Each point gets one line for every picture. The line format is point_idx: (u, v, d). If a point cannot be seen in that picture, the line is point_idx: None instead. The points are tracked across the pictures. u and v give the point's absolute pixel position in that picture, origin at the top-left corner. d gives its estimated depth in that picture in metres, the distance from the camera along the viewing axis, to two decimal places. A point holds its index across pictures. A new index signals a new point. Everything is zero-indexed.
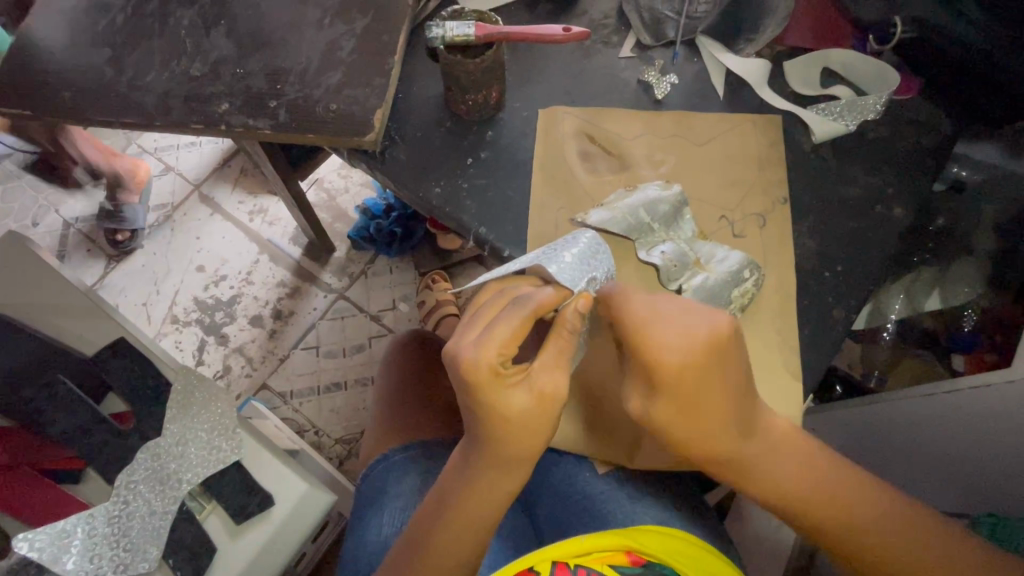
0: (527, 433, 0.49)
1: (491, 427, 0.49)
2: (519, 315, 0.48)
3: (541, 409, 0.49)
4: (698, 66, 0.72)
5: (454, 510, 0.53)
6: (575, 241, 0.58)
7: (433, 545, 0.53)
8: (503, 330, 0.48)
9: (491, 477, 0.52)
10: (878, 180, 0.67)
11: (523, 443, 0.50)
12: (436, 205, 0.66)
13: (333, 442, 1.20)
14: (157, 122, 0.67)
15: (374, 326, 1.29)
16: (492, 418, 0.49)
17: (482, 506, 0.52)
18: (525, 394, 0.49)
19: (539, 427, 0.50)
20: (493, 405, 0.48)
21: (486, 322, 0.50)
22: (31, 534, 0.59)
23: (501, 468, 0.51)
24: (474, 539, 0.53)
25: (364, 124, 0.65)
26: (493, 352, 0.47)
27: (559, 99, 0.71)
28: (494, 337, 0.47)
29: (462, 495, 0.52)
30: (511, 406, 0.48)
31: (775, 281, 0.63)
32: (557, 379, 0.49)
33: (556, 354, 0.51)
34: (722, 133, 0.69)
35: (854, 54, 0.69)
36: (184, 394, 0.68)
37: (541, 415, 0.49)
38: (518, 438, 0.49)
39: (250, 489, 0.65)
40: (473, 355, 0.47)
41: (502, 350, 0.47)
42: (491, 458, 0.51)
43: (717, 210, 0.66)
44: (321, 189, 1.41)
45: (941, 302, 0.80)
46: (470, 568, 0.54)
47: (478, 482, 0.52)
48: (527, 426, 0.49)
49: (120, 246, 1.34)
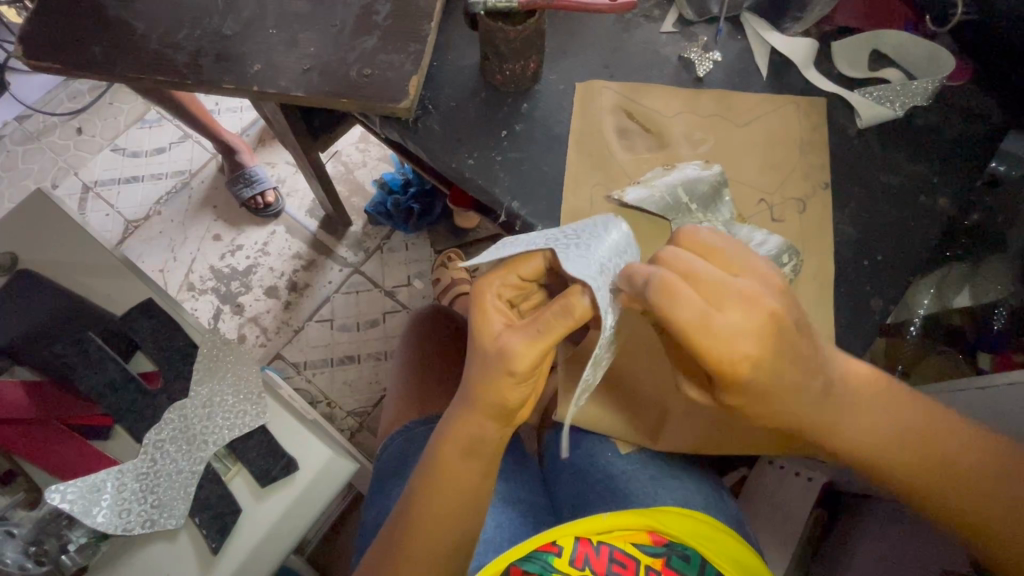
0: (488, 377, 0.50)
1: (469, 359, 0.52)
2: (529, 259, 0.52)
3: (499, 359, 0.49)
4: (743, 43, 0.70)
5: (441, 456, 0.54)
6: (604, 234, 0.53)
7: (433, 506, 0.54)
8: (521, 267, 0.52)
9: (456, 417, 0.53)
10: (924, 168, 0.65)
11: (482, 387, 0.50)
12: (468, 176, 0.65)
13: (346, 414, 1.21)
14: (188, 80, 0.66)
15: (388, 302, 1.29)
16: (474, 355, 0.52)
17: (445, 454, 0.54)
18: (500, 332, 0.51)
19: (502, 382, 0.49)
20: (471, 333, 0.52)
21: (509, 267, 0.52)
22: (64, 485, 0.59)
23: (466, 410, 0.53)
24: (464, 499, 0.55)
25: (398, 90, 0.64)
26: (492, 285, 0.52)
27: (597, 73, 0.69)
28: (504, 274, 0.52)
29: (454, 455, 0.54)
30: (489, 339, 0.51)
31: (816, 269, 0.61)
32: (523, 347, 0.48)
33: (541, 323, 0.48)
34: (765, 114, 0.67)
35: (907, 36, 0.66)
36: (212, 358, 0.68)
37: (501, 369, 0.49)
38: (483, 386, 0.50)
39: (276, 454, 0.66)
40: (475, 283, 0.53)
41: (499, 286, 0.52)
42: (463, 396, 0.53)
43: (757, 194, 0.64)
44: (339, 163, 1.40)
45: (972, 299, 0.77)
46: (473, 523, 0.56)
47: (449, 416, 0.54)
48: (486, 373, 0.50)
49: (270, 211, 1.34)
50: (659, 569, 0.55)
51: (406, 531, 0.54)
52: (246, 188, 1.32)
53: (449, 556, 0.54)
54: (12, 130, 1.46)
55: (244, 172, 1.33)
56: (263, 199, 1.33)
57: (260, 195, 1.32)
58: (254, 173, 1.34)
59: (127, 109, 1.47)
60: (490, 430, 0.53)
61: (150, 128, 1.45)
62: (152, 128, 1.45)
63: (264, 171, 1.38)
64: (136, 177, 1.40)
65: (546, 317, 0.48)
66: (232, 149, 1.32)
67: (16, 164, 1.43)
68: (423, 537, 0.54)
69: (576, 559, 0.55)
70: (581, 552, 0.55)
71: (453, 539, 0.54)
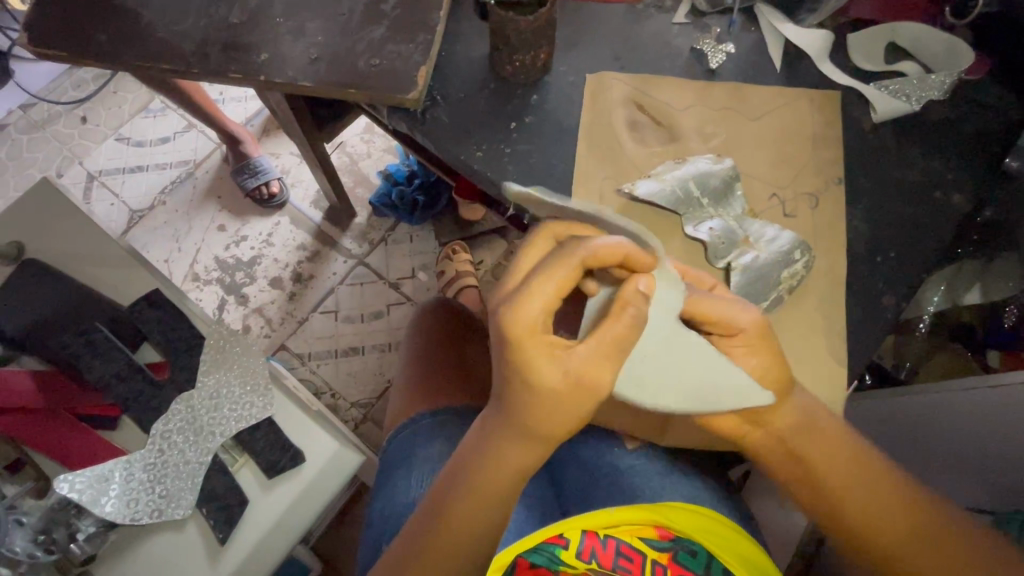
0: (559, 412, 0.44)
1: (519, 399, 0.44)
2: (566, 265, 0.43)
3: (577, 391, 0.43)
4: (756, 35, 0.69)
5: (472, 482, 0.48)
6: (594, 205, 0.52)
7: (451, 522, 0.50)
8: (556, 278, 0.42)
9: (505, 456, 0.47)
10: (938, 164, 0.64)
11: (554, 423, 0.44)
12: (476, 169, 0.64)
13: (350, 405, 1.21)
14: (194, 69, 0.65)
15: (393, 294, 1.29)
16: (528, 392, 0.43)
17: (495, 489, 0.48)
18: (564, 362, 0.42)
19: (579, 413, 0.44)
20: (521, 372, 0.43)
21: (545, 279, 0.42)
22: (73, 475, 0.59)
23: (521, 447, 0.46)
24: (489, 520, 0.50)
25: (406, 81, 0.63)
26: (535, 310, 0.42)
27: (607, 65, 0.68)
28: (542, 286, 0.42)
29: (481, 475, 0.48)
30: (546, 374, 0.42)
31: (828, 265, 0.61)
32: (602, 367, 0.43)
33: (612, 341, 0.43)
34: (778, 108, 0.66)
35: (925, 30, 0.66)
36: (219, 349, 0.68)
37: (579, 402, 0.43)
38: (551, 421, 0.44)
39: (282, 446, 0.66)
40: (512, 313, 0.42)
41: (543, 305, 0.42)
42: (516, 435, 0.46)
43: (769, 188, 0.63)
44: (344, 153, 1.39)
45: (982, 296, 0.76)
46: (492, 538, 0.51)
47: (490, 457, 0.48)
48: (557, 408, 0.43)
49: (273, 201, 1.34)
50: (665, 564, 0.55)
51: (421, 546, 0.50)
52: (251, 179, 1.32)
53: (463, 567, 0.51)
54: (17, 119, 1.45)
55: (249, 162, 1.33)
56: (268, 190, 1.32)
57: (263, 185, 1.32)
58: (258, 163, 1.33)
59: (132, 98, 1.46)
60: (541, 459, 0.48)
61: (154, 118, 1.44)
62: (157, 117, 1.44)
63: (269, 161, 1.37)
64: (141, 167, 1.40)
65: (617, 337, 0.43)
66: (236, 139, 1.32)
67: (21, 153, 1.43)
68: (439, 550, 0.50)
69: (583, 553, 0.54)
70: (587, 546, 0.55)
71: (473, 555, 0.50)
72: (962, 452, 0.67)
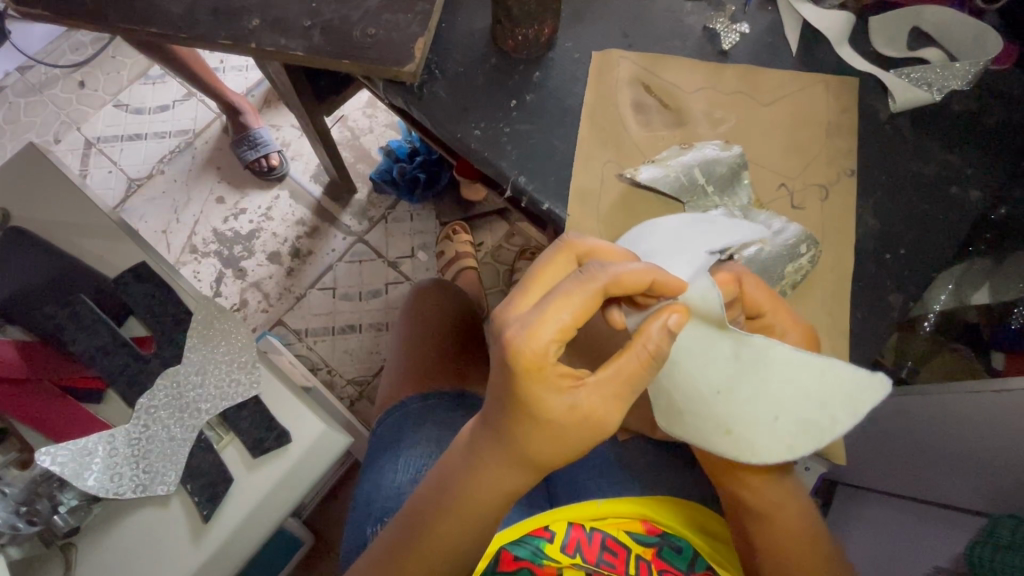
0: (560, 441, 0.43)
1: (520, 425, 0.43)
2: (585, 291, 0.41)
3: (580, 423, 0.42)
4: (773, 15, 0.65)
5: (459, 493, 0.47)
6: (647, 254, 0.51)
7: (434, 529, 0.48)
8: (567, 309, 0.40)
9: (496, 475, 0.46)
10: (958, 159, 0.61)
11: (552, 452, 0.44)
12: (474, 148, 0.62)
13: (345, 382, 1.21)
14: (183, 33, 0.62)
15: (391, 273, 1.27)
16: (530, 418, 0.42)
17: (481, 501, 0.47)
18: (570, 394, 0.41)
19: (579, 443, 0.43)
20: (526, 402, 0.42)
21: (557, 307, 0.40)
22: (55, 448, 0.58)
23: (515, 467, 0.46)
24: (475, 528, 0.49)
25: (403, 52, 0.60)
26: (549, 340, 0.40)
27: (615, 42, 0.65)
28: (554, 315, 0.40)
29: (470, 487, 0.47)
30: (549, 405, 0.41)
31: (834, 260, 0.59)
32: (609, 403, 0.42)
33: (623, 376, 0.42)
34: (792, 94, 0.63)
35: (951, 13, 0.62)
36: (205, 325, 0.67)
37: (580, 431, 0.42)
38: (550, 448, 0.44)
39: (269, 425, 0.65)
40: (524, 341, 0.40)
41: (558, 335, 0.40)
42: (509, 454, 0.45)
43: (778, 177, 0.61)
44: (345, 127, 1.36)
45: (991, 296, 0.70)
46: (477, 539, 0.50)
47: (479, 473, 0.47)
48: (557, 436, 0.43)
49: (273, 173, 1.31)
50: (649, 558, 0.54)
51: (404, 548, 0.49)
52: (250, 151, 1.29)
53: (447, 567, 0.49)
54: (14, 81, 1.42)
55: (248, 132, 1.30)
56: (267, 162, 1.29)
57: (263, 156, 1.29)
58: (258, 134, 1.30)
59: (130, 64, 1.43)
60: (531, 480, 0.48)
61: (153, 84, 1.41)
62: (155, 84, 1.41)
63: (268, 131, 1.34)
64: (139, 135, 1.37)
65: (629, 371, 0.42)
66: (234, 108, 1.28)
67: (18, 117, 1.40)
68: (423, 556, 0.49)
69: (568, 543, 0.54)
70: (573, 539, 0.55)
71: (457, 557, 0.49)
72: (962, 456, 0.65)
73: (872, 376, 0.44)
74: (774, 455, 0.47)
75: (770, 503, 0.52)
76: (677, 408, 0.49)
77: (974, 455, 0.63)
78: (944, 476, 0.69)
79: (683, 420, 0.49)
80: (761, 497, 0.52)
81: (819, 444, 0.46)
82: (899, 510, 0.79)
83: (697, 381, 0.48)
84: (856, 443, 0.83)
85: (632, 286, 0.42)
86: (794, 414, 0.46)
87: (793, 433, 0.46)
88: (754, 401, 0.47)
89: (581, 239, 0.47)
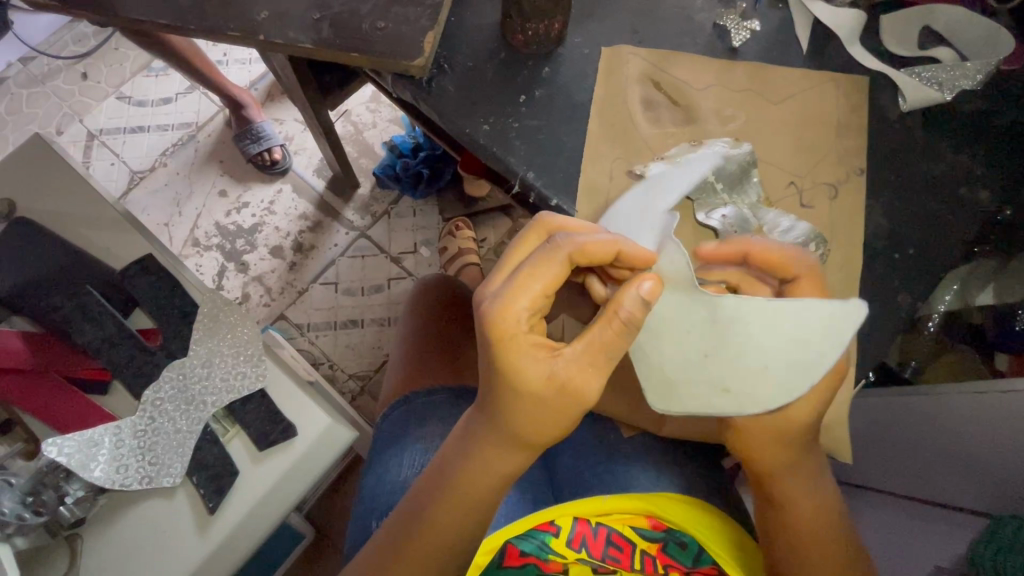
0: (543, 414, 0.43)
1: (504, 401, 0.44)
2: (550, 261, 0.43)
3: (560, 395, 0.42)
4: (784, 12, 0.65)
5: (456, 477, 0.48)
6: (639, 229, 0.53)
7: (435, 518, 0.49)
8: (534, 280, 0.42)
9: (488, 455, 0.47)
10: (967, 159, 0.61)
11: (537, 427, 0.44)
12: (482, 143, 0.61)
13: (347, 377, 1.21)
14: (191, 26, 0.62)
15: (394, 268, 1.27)
16: (511, 392, 0.43)
17: (476, 486, 0.48)
18: (546, 364, 0.42)
19: (562, 417, 0.44)
20: (504, 375, 0.43)
21: (523, 279, 0.43)
22: (61, 439, 0.58)
23: (504, 449, 0.46)
24: (472, 513, 0.49)
25: (411, 46, 0.60)
26: (518, 310, 0.42)
27: (625, 38, 0.65)
28: (522, 285, 0.42)
29: (465, 471, 0.48)
30: (524, 374, 0.42)
31: (842, 260, 0.59)
32: (586, 373, 0.42)
33: (597, 346, 0.42)
34: (802, 92, 0.63)
35: (961, 12, 0.62)
36: (211, 318, 0.67)
37: (560, 403, 0.43)
38: (535, 423, 0.44)
39: (275, 418, 0.65)
40: (495, 311, 0.42)
41: (528, 305, 0.42)
42: (497, 435, 0.46)
43: (786, 176, 0.60)
44: (349, 122, 1.36)
45: (995, 297, 0.69)
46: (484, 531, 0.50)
47: (474, 456, 0.47)
48: (539, 410, 0.43)
49: (276, 167, 1.31)
50: (654, 554, 0.54)
51: (404, 539, 0.49)
52: (253, 145, 1.28)
53: (449, 557, 0.50)
54: (16, 72, 1.42)
55: (251, 125, 1.30)
56: (270, 156, 1.29)
57: (266, 150, 1.29)
58: (261, 128, 1.30)
59: (133, 56, 1.42)
60: (525, 462, 0.48)
61: (156, 77, 1.40)
62: (158, 76, 1.40)
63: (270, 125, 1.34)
64: (141, 127, 1.37)
65: (603, 341, 0.42)
66: (237, 102, 1.28)
67: (20, 108, 1.39)
68: (421, 546, 0.49)
69: (573, 538, 0.54)
70: (578, 533, 0.55)
71: (455, 545, 0.49)
72: (965, 457, 0.65)
73: (845, 306, 0.48)
74: (776, 401, 0.48)
75: (783, 496, 0.52)
76: (670, 382, 0.50)
77: (977, 455, 0.64)
78: (944, 477, 0.69)
79: (681, 392, 0.50)
80: (774, 489, 0.53)
81: (812, 379, 0.48)
82: (899, 510, 0.79)
83: (685, 349, 0.50)
84: (858, 443, 0.83)
85: (596, 254, 0.44)
86: (783, 358, 0.48)
87: (788, 377, 0.48)
88: (741, 356, 0.49)
89: (560, 219, 0.49)
